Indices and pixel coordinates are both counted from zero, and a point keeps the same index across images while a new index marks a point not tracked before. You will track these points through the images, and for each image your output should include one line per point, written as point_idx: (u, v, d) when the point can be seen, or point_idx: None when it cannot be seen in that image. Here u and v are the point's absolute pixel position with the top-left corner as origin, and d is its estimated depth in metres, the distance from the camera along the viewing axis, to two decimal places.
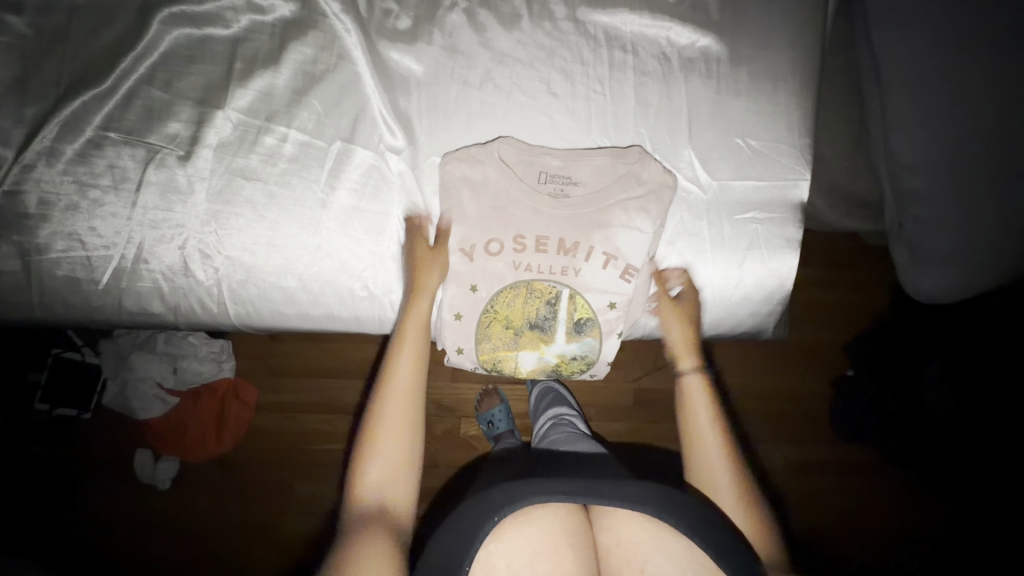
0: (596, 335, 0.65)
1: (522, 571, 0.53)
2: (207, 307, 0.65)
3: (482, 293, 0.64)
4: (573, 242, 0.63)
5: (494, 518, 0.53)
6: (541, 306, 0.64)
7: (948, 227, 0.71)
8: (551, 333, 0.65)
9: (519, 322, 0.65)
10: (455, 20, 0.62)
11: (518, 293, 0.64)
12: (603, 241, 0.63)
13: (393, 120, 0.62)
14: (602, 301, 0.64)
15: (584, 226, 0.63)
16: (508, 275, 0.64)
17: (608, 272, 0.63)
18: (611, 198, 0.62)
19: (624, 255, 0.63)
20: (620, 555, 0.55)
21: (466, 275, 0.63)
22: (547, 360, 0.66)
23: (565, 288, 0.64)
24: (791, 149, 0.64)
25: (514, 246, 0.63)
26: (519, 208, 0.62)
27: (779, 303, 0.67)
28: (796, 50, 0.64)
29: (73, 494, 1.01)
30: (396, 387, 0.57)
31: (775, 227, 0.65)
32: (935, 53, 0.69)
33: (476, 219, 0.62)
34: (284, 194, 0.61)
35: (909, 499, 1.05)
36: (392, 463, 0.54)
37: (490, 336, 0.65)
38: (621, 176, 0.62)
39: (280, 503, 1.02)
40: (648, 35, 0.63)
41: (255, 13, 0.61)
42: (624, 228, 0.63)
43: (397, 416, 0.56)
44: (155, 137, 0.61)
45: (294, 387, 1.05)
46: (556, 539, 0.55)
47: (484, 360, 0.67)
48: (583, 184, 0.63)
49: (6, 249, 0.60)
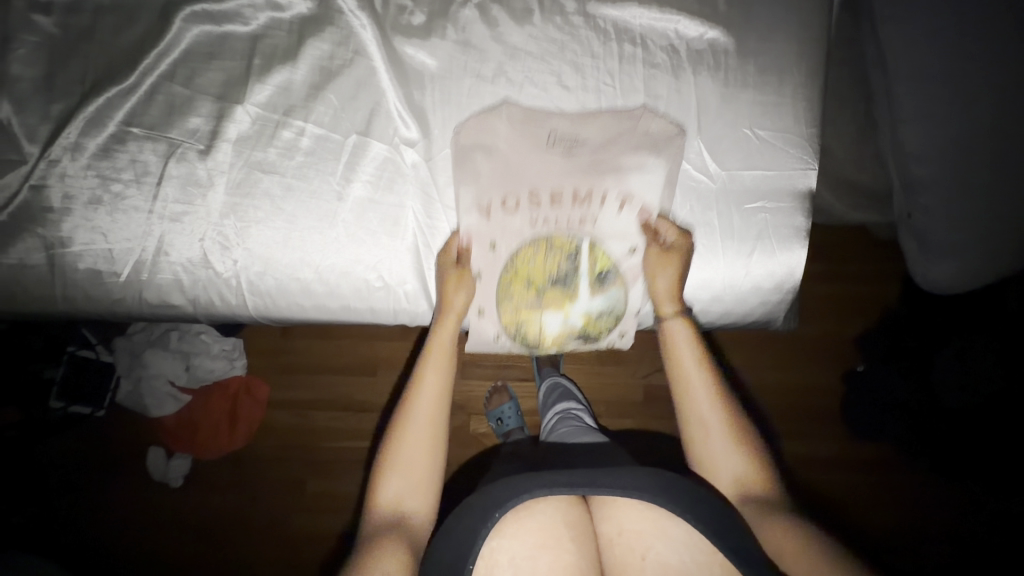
0: (620, 285, 0.66)
1: (525, 565, 0.52)
2: (226, 300, 0.66)
3: (502, 250, 0.65)
4: (587, 191, 0.64)
5: (495, 514, 0.53)
6: (562, 260, 0.65)
7: (956, 216, 0.72)
8: (573, 288, 0.66)
9: (541, 279, 0.65)
10: (468, 16, 0.63)
11: (537, 250, 0.65)
12: (617, 185, 0.64)
13: (408, 114, 0.63)
14: (623, 247, 0.66)
15: (595, 174, 0.63)
16: (527, 231, 0.64)
17: (624, 216, 0.65)
18: (619, 145, 0.63)
19: (639, 195, 0.64)
20: (623, 544, 0.54)
21: (485, 233, 0.64)
22: (573, 319, 0.67)
23: (584, 239, 0.65)
24: (799, 139, 0.65)
25: (530, 202, 0.63)
26: (532, 167, 0.63)
27: (789, 292, 0.68)
28: (803, 41, 0.65)
29: (88, 491, 1.03)
30: (421, 407, 0.60)
31: (784, 217, 0.66)
32: (940, 42, 0.70)
33: (491, 178, 0.63)
34: (301, 186, 0.63)
35: (927, 494, 1.05)
36: (414, 480, 0.57)
37: (512, 297, 0.66)
38: (627, 127, 0.64)
39: (291, 500, 1.03)
40: (656, 28, 0.64)
41: (274, 10, 0.63)
42: (637, 170, 0.64)
43: (420, 436, 0.59)
44: (176, 132, 0.62)
45: (305, 384, 1.07)
46: (556, 533, 0.54)
47: (510, 326, 0.67)
48: (590, 142, 0.63)
49: (32, 242, 0.62)
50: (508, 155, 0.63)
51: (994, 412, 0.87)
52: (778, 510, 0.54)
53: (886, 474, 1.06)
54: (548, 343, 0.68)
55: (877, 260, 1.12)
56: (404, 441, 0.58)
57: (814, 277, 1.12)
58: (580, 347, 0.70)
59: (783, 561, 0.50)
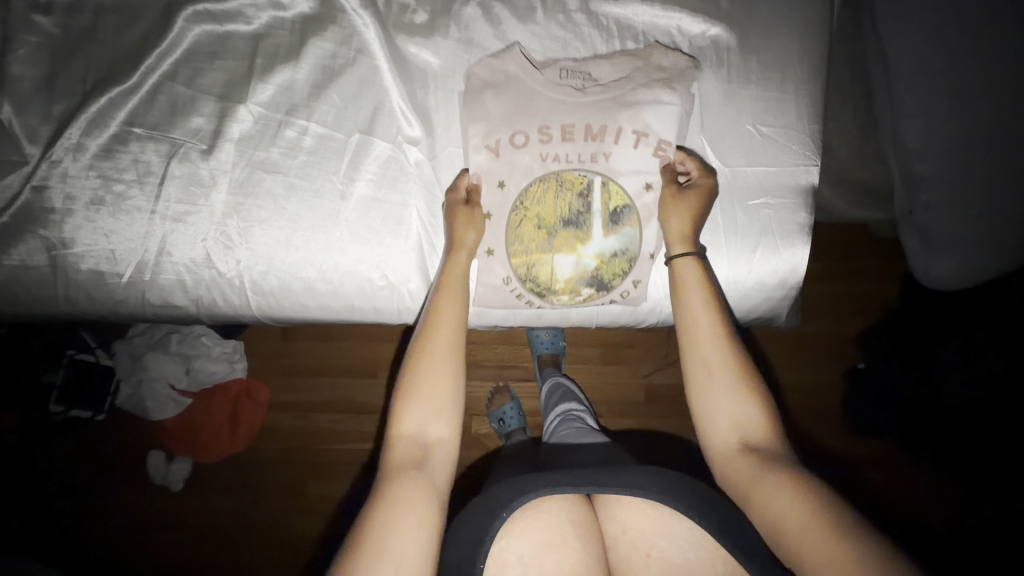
0: (636, 223, 0.63)
1: (533, 563, 0.52)
2: (229, 300, 0.66)
3: (511, 189, 0.63)
4: (600, 127, 0.62)
5: (502, 514, 0.52)
6: (574, 199, 0.63)
7: (957, 213, 0.73)
8: (586, 228, 0.63)
9: (552, 219, 0.63)
10: (470, 14, 0.63)
11: (548, 188, 0.63)
12: (633, 119, 0.62)
13: (411, 112, 0.63)
14: (638, 183, 0.63)
15: (608, 108, 0.62)
16: (537, 168, 0.63)
17: (640, 151, 0.62)
18: (632, 83, 0.62)
19: (655, 131, 0.62)
20: (628, 543, 0.54)
21: (493, 172, 0.63)
22: (586, 262, 0.64)
23: (596, 176, 0.63)
24: (802, 136, 0.65)
25: (540, 138, 0.62)
26: (542, 102, 0.62)
27: (793, 288, 0.68)
28: (805, 38, 0.65)
29: (89, 495, 1.02)
30: (440, 332, 0.54)
31: (787, 213, 0.66)
32: (941, 37, 0.70)
33: (500, 116, 0.62)
34: (304, 185, 0.62)
35: (924, 491, 1.06)
36: (437, 408, 0.51)
37: (522, 236, 0.63)
38: (638, 66, 0.63)
39: (293, 503, 1.03)
40: (659, 25, 0.64)
41: (275, 10, 0.63)
42: (653, 105, 0.62)
43: (440, 362, 0.52)
44: (179, 132, 0.62)
45: (307, 386, 1.06)
46: (563, 532, 0.54)
47: (519, 267, 0.64)
48: (600, 80, 0.63)
49: (33, 243, 0.62)
50: (517, 93, 0.62)
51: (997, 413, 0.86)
52: (783, 466, 0.50)
53: (885, 467, 1.07)
54: (559, 289, 0.65)
55: (880, 257, 1.12)
56: (426, 369, 0.52)
57: (815, 274, 1.12)
58: (594, 297, 0.66)
59: (785, 524, 0.46)
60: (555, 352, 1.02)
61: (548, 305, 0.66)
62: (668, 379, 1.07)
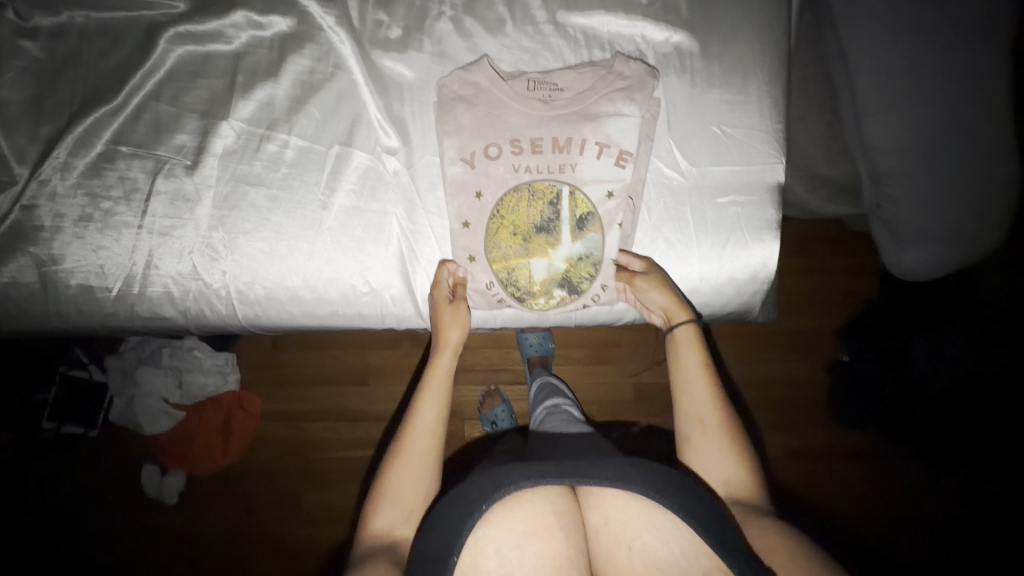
0: (599, 229, 0.65)
1: (512, 554, 0.54)
2: (216, 310, 0.68)
3: (488, 199, 0.65)
4: (566, 139, 0.65)
5: (482, 507, 0.54)
6: (544, 207, 0.65)
7: (921, 208, 0.76)
8: (556, 234, 0.65)
9: (526, 226, 0.65)
10: (443, 28, 0.65)
11: (521, 196, 0.65)
12: (594, 131, 0.64)
13: (388, 123, 0.66)
14: (600, 192, 0.65)
15: (573, 122, 0.65)
16: (511, 178, 0.65)
17: (604, 162, 0.65)
18: (595, 94, 0.65)
19: (616, 142, 0.65)
20: (609, 534, 0.56)
21: (471, 182, 0.65)
22: (557, 265, 0.66)
23: (564, 186, 0.65)
24: (765, 136, 0.68)
25: (512, 150, 0.65)
26: (511, 114, 0.65)
27: (764, 283, 0.70)
28: (764, 42, 0.68)
29: (83, 510, 1.02)
30: (415, 434, 0.60)
31: (755, 210, 0.68)
32: (896, 39, 0.73)
33: (473, 128, 0.65)
34: (286, 197, 0.65)
35: (909, 485, 1.09)
36: (405, 507, 0.57)
37: (500, 244, 0.66)
38: (601, 75, 0.65)
39: (286, 514, 1.04)
40: (624, 34, 0.67)
41: (254, 29, 0.65)
42: (613, 117, 0.64)
43: (412, 462, 0.59)
44: (163, 149, 0.64)
45: (299, 396, 1.07)
46: (546, 522, 0.55)
47: (500, 273, 0.66)
48: (567, 90, 0.65)
49: (23, 260, 0.63)
50: (487, 107, 0.65)
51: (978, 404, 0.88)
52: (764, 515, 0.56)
53: (872, 462, 1.10)
54: (536, 292, 0.67)
55: (857, 252, 1.14)
56: (402, 464, 0.59)
57: (794, 271, 1.14)
58: (566, 300, 0.68)
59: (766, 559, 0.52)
60: (544, 353, 1.04)
61: (527, 309, 0.68)
62: (656, 377, 1.09)
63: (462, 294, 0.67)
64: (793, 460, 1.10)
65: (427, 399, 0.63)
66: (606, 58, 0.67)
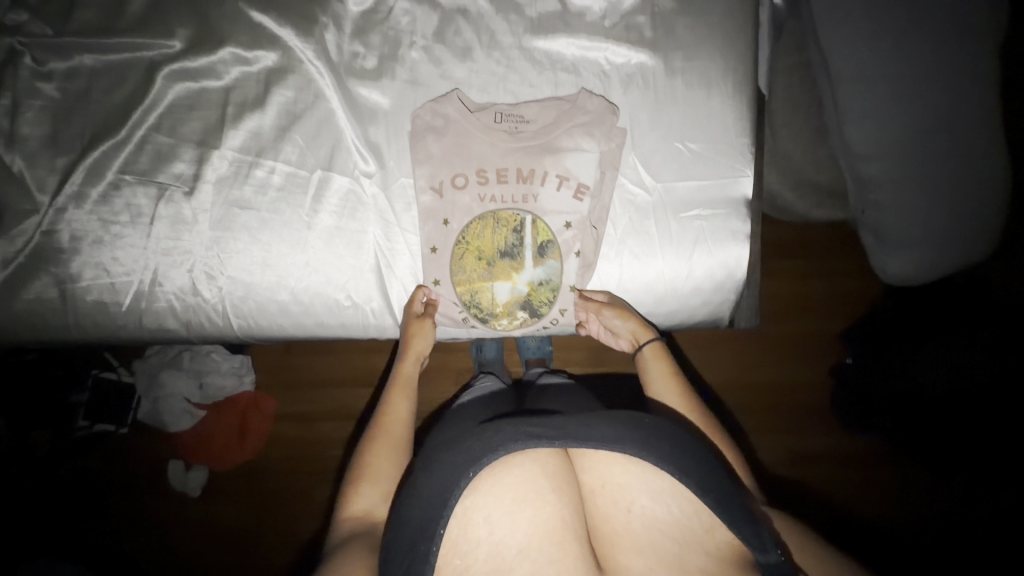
0: (558, 257, 0.70)
1: (501, 522, 0.50)
2: (215, 322, 0.74)
3: (454, 225, 0.70)
4: (529, 171, 0.70)
5: (470, 474, 0.51)
6: (508, 234, 0.70)
7: (905, 209, 0.75)
8: (520, 258, 0.70)
9: (491, 252, 0.70)
10: (415, 56, 0.70)
11: (486, 223, 0.70)
12: (555, 164, 0.70)
13: (365, 149, 0.70)
14: (559, 222, 0.70)
15: (535, 153, 0.70)
16: (475, 207, 0.70)
17: (563, 193, 0.70)
18: (558, 127, 0.70)
19: (574, 175, 0.70)
20: (607, 495, 0.53)
21: (439, 210, 0.70)
22: (520, 288, 0.71)
23: (528, 214, 0.70)
24: (729, 149, 0.70)
25: (477, 180, 0.70)
26: (479, 143, 0.70)
27: (731, 291, 0.72)
28: (727, 57, 0.69)
29: (109, 503, 1.10)
30: (391, 429, 0.65)
31: (720, 222, 0.70)
32: (871, 44, 0.73)
33: (441, 157, 0.69)
34: (274, 219, 0.70)
35: (911, 490, 1.06)
36: (382, 490, 0.60)
37: (464, 267, 0.70)
38: (565, 109, 0.70)
39: (298, 506, 1.10)
40: (588, 56, 0.70)
41: (242, 64, 0.70)
42: (573, 151, 0.69)
43: (389, 449, 0.63)
44: (163, 176, 0.70)
45: (308, 398, 1.13)
46: (537, 486, 0.52)
47: (463, 295, 0.71)
48: (533, 122, 0.70)
49: (45, 280, 0.70)
50: (457, 132, 0.69)
51: (985, 409, 0.84)
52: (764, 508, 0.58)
53: (871, 467, 1.07)
54: (499, 313, 0.72)
55: (852, 255, 1.13)
56: (378, 455, 0.62)
57: (788, 274, 1.13)
58: (528, 321, 0.72)
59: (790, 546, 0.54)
60: (542, 356, 1.00)
61: (490, 329, 0.73)
62: None
63: (433, 313, 0.72)
64: (784, 462, 1.07)
65: (399, 398, 0.68)
66: (571, 92, 0.70)
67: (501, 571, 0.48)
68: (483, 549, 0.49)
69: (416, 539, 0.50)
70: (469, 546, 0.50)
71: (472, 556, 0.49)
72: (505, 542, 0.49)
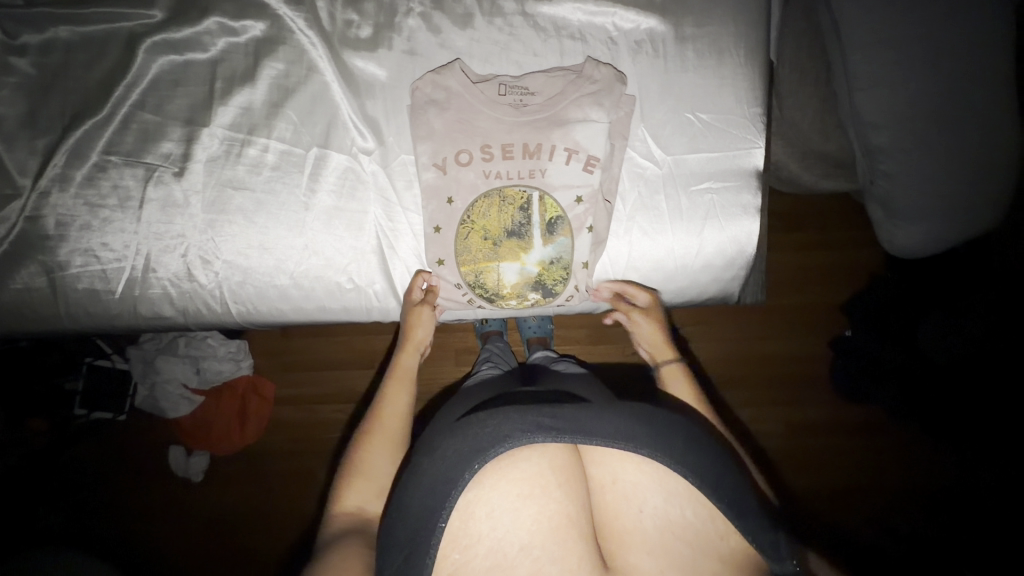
0: (568, 234, 0.66)
1: (504, 518, 0.48)
2: (212, 308, 0.71)
3: (458, 205, 0.66)
4: (536, 145, 0.65)
5: (474, 467, 0.49)
6: (515, 212, 0.66)
7: (921, 180, 0.73)
8: (527, 238, 0.66)
9: (496, 231, 0.66)
10: (412, 24, 0.67)
11: (492, 201, 0.66)
12: (564, 137, 0.65)
13: (363, 124, 0.67)
14: (570, 197, 0.66)
15: (544, 126, 0.65)
16: (480, 184, 0.66)
17: (573, 167, 0.65)
18: (565, 99, 0.65)
19: (585, 148, 0.65)
20: (618, 492, 0.51)
21: (443, 188, 0.66)
22: (529, 269, 0.67)
23: (535, 191, 0.66)
24: (740, 119, 0.68)
25: (482, 156, 0.66)
26: (484, 119, 0.66)
27: (741, 268, 0.71)
28: (737, 23, 0.67)
29: (109, 493, 1.09)
30: (388, 422, 0.63)
31: (731, 195, 0.68)
32: (885, 6, 0.70)
33: (444, 133, 0.66)
34: (270, 200, 0.67)
35: (917, 456, 1.07)
36: (376, 485, 0.59)
37: (469, 246, 0.67)
38: (572, 80, 0.66)
39: (299, 490, 1.09)
40: (594, 22, 0.67)
41: (229, 35, 0.66)
42: (582, 123, 0.65)
43: (386, 444, 0.61)
44: (151, 157, 0.67)
45: (308, 380, 1.12)
46: (545, 482, 0.50)
47: (467, 275, 0.68)
48: (539, 95, 0.66)
49: (32, 268, 0.67)
50: (459, 106, 0.66)
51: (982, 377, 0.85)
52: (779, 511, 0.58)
53: (875, 436, 1.08)
54: (506, 294, 0.69)
55: (854, 224, 1.12)
56: (372, 449, 0.60)
57: (792, 246, 1.12)
58: (540, 300, 0.70)
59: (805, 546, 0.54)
60: (544, 334, 0.98)
61: (497, 308, 0.70)
62: None
63: (432, 299, 0.70)
64: (785, 435, 1.08)
65: (397, 389, 0.65)
66: (579, 62, 0.67)
67: (503, 567, 0.46)
68: (484, 545, 0.47)
69: (415, 534, 0.49)
70: (470, 541, 0.48)
71: (472, 551, 0.47)
72: (507, 538, 0.47)
